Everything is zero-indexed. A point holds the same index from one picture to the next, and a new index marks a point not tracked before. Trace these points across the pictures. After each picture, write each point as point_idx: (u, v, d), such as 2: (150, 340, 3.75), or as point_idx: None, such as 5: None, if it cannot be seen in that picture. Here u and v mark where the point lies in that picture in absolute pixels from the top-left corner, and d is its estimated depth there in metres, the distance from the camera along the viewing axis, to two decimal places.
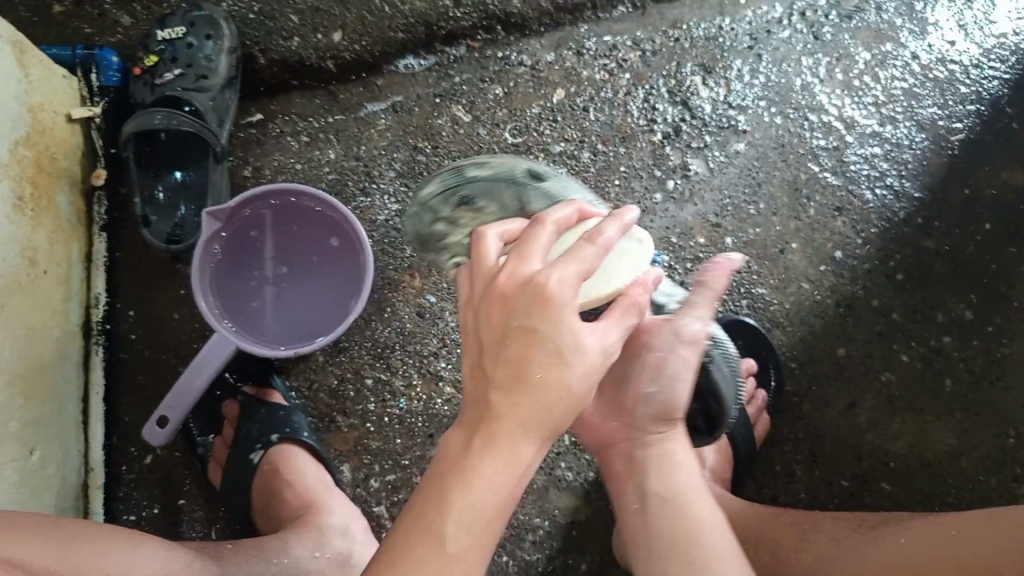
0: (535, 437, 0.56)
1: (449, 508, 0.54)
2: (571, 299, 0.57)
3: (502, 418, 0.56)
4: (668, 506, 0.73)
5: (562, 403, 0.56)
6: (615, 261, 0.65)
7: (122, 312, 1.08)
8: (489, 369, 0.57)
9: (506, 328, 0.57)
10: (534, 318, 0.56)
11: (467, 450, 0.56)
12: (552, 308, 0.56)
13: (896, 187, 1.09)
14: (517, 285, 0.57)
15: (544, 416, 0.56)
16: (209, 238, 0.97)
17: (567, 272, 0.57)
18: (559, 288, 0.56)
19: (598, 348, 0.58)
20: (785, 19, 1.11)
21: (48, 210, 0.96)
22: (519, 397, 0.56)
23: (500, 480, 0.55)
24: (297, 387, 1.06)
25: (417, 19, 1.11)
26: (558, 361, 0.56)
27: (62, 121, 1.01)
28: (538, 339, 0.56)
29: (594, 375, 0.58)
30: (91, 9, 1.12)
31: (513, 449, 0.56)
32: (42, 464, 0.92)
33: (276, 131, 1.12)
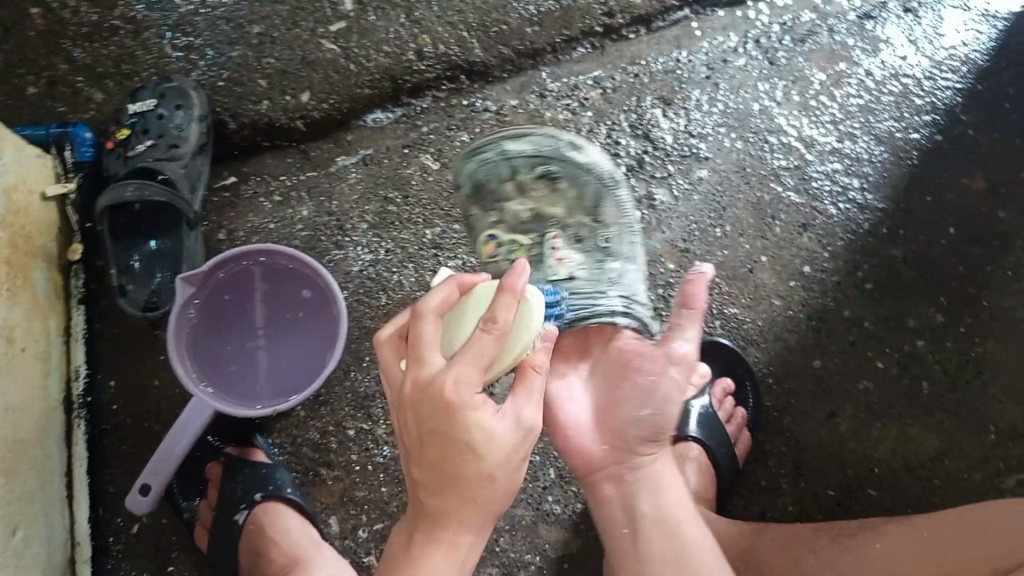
0: (467, 524, 0.64)
1: None
2: (477, 393, 0.62)
3: (438, 514, 0.64)
4: (660, 528, 0.78)
5: (485, 492, 0.64)
6: (472, 312, 0.70)
7: (105, 382, 1.09)
8: (415, 470, 0.64)
9: (420, 434, 0.63)
10: (438, 423, 0.61)
11: (412, 544, 0.65)
12: (459, 412, 0.61)
13: (859, 200, 1.10)
14: (424, 392, 0.62)
15: (468, 503, 0.64)
16: (184, 304, 0.99)
17: (470, 369, 0.62)
18: (461, 385, 0.61)
19: (511, 431, 0.64)
20: (739, 47, 1.15)
21: (25, 288, 0.98)
22: (443, 492, 0.64)
23: (445, 565, 0.64)
24: (280, 446, 1.06)
25: (382, 75, 1.15)
26: (475, 455, 0.62)
27: (37, 199, 1.03)
28: (451, 441, 0.62)
29: (512, 457, 0.64)
30: (64, 88, 1.15)
31: (449, 537, 0.64)
32: (27, 541, 0.92)
33: (248, 192, 1.14)
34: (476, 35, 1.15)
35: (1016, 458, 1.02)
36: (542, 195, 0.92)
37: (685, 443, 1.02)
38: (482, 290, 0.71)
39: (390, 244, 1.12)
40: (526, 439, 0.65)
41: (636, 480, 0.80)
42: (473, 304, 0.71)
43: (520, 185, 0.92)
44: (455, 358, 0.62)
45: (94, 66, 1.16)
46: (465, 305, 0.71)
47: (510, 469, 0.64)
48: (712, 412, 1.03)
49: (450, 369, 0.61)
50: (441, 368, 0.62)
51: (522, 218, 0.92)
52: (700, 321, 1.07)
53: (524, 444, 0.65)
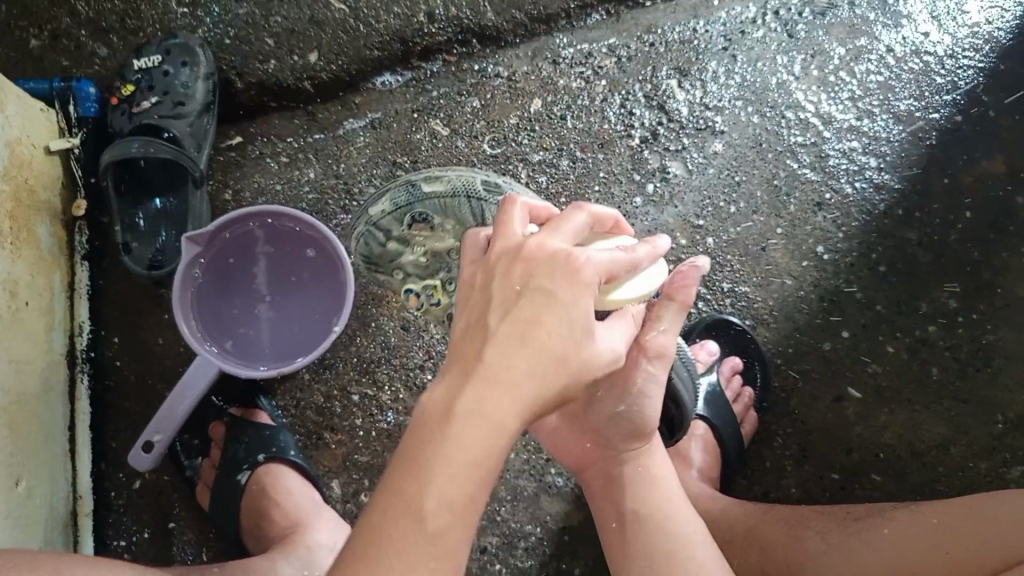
0: (518, 425, 0.54)
1: (429, 485, 0.51)
2: (587, 275, 0.57)
3: (493, 387, 0.54)
4: (645, 523, 0.76)
5: (557, 381, 0.55)
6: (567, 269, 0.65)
7: (108, 339, 1.08)
8: (496, 326, 0.56)
9: (524, 289, 0.56)
10: (553, 280, 0.56)
11: (447, 418, 0.53)
12: (562, 278, 0.56)
13: (876, 179, 1.08)
14: (532, 259, 0.57)
15: (542, 385, 0.55)
16: (191, 262, 0.97)
17: (584, 252, 0.58)
18: (576, 258, 0.57)
19: (605, 347, 0.58)
20: (758, 19, 1.12)
21: (29, 242, 0.97)
22: (513, 358, 0.54)
23: (472, 459, 0.52)
24: (283, 407, 1.06)
25: (392, 36, 1.11)
26: (570, 334, 0.56)
27: (40, 153, 1.01)
28: (553, 307, 0.56)
29: (596, 359, 0.57)
30: (68, 42, 1.13)
31: (498, 424, 0.53)
32: (30, 494, 0.92)
33: (255, 152, 1.13)
34: None
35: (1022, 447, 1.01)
36: (426, 236, 0.95)
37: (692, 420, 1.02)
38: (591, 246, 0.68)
39: None
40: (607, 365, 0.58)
41: (619, 476, 0.79)
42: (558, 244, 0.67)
43: (403, 239, 0.96)
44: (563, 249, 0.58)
45: (99, 19, 1.13)
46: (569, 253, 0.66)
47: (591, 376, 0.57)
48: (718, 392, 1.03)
49: (565, 250, 0.58)
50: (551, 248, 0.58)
51: (420, 263, 0.95)
52: (710, 297, 1.06)
53: (603, 369, 0.58)
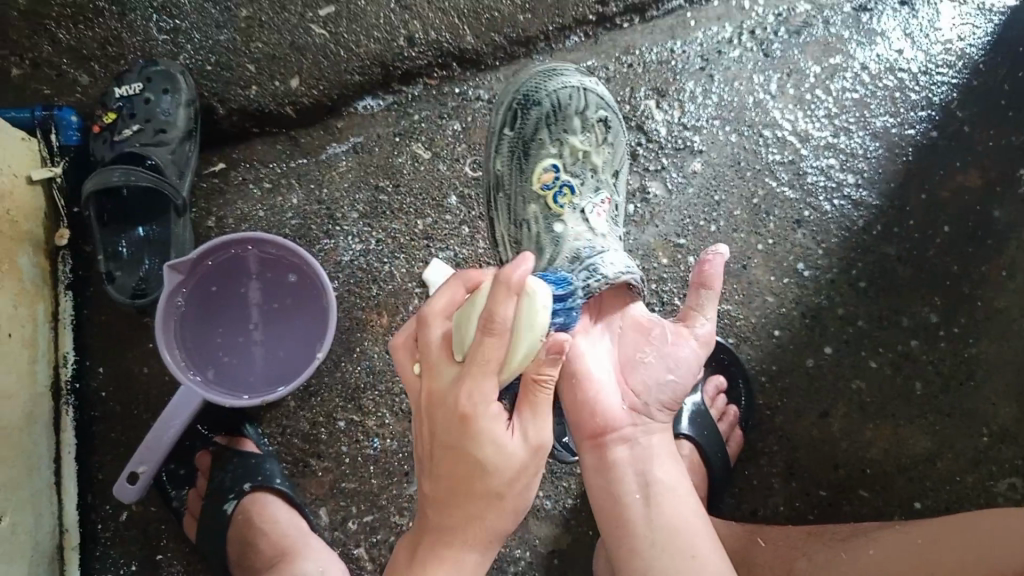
0: (473, 545, 0.65)
1: None
2: (492, 406, 0.62)
3: (439, 531, 0.65)
4: (673, 495, 0.77)
5: (493, 510, 0.64)
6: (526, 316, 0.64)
7: (92, 369, 1.08)
8: (426, 484, 0.66)
9: (433, 448, 0.64)
10: (451, 437, 0.62)
11: (415, 556, 0.65)
12: (472, 426, 0.61)
13: (854, 196, 1.10)
14: (450, 406, 0.62)
15: (478, 524, 0.64)
16: (173, 290, 0.97)
17: (481, 382, 0.61)
18: (475, 403, 0.61)
19: (523, 448, 0.64)
20: (734, 39, 1.13)
21: (11, 273, 0.97)
22: (454, 506, 0.64)
23: None
24: (270, 434, 1.05)
25: (372, 61, 1.12)
26: (482, 469, 0.63)
27: (22, 183, 1.01)
28: (468, 461, 0.63)
29: (523, 473, 0.64)
30: (49, 71, 1.13)
31: (456, 560, 0.64)
32: (13, 529, 0.91)
33: (237, 178, 1.13)
34: (467, 22, 1.12)
35: (1004, 458, 1.03)
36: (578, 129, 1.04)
37: (677, 440, 1.01)
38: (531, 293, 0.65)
39: (381, 234, 1.11)
40: (539, 458, 0.65)
41: (647, 444, 0.80)
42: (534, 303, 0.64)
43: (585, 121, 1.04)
44: (467, 371, 0.61)
45: (80, 47, 1.13)
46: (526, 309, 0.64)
47: (524, 481, 0.65)
48: (704, 408, 1.03)
49: (473, 377, 0.61)
50: (451, 380, 0.62)
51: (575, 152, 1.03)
52: None
53: (536, 464, 0.65)
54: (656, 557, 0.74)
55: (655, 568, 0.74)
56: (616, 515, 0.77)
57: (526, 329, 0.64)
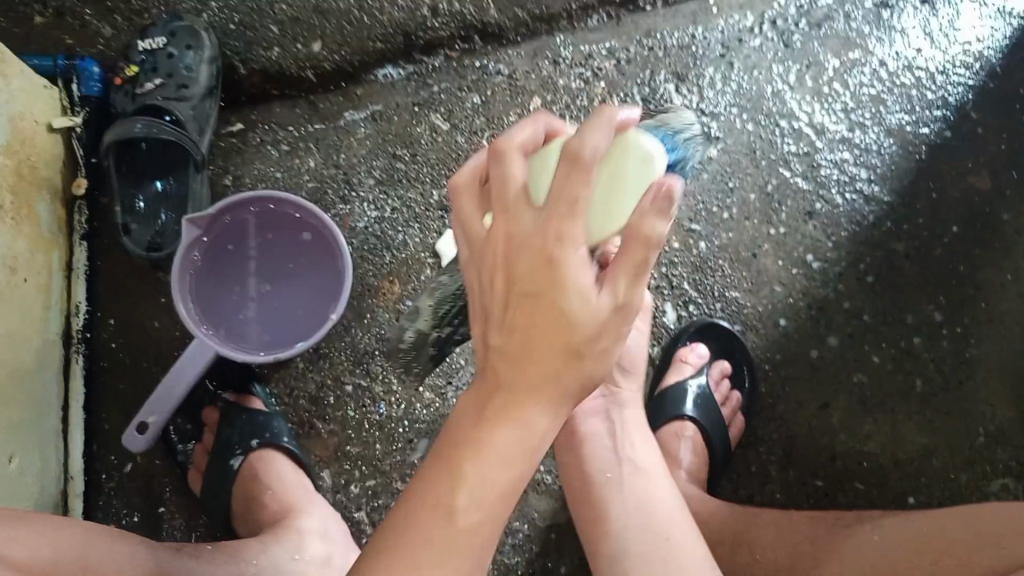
0: (549, 400, 0.52)
1: (457, 479, 0.50)
2: (580, 249, 0.50)
3: (513, 387, 0.51)
4: (637, 477, 0.81)
5: (565, 373, 0.51)
6: (598, 187, 0.51)
7: (103, 320, 1.09)
8: (497, 331, 0.52)
9: (507, 280, 0.52)
10: (534, 281, 0.51)
11: (480, 413, 0.52)
12: (548, 269, 0.50)
13: (865, 191, 1.11)
14: (526, 238, 0.51)
15: (552, 386, 0.51)
16: (190, 246, 0.98)
17: (577, 184, 0.49)
18: (563, 241, 0.50)
19: (610, 304, 0.51)
20: (756, 27, 1.14)
21: (29, 220, 0.98)
22: (522, 366, 0.51)
23: (514, 449, 0.51)
24: (277, 395, 1.07)
25: (395, 28, 1.12)
26: (566, 313, 0.50)
27: (43, 131, 1.02)
28: (550, 300, 0.50)
29: (607, 332, 0.51)
30: (72, 20, 1.13)
31: (528, 421, 0.51)
32: (22, 472, 0.92)
33: (256, 139, 1.13)
34: None
35: (999, 458, 1.05)
36: None
37: (680, 421, 1.04)
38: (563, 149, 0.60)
39: (397, 203, 1.12)
40: (626, 318, 0.52)
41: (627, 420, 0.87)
42: (623, 167, 0.62)
43: None
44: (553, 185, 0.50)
45: None
46: (607, 173, 0.62)
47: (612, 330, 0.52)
48: (709, 393, 1.04)
49: (557, 209, 0.50)
50: (535, 223, 0.51)
51: None
52: (701, 301, 1.08)
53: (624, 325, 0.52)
54: (632, 540, 0.75)
55: (634, 550, 0.74)
56: (592, 489, 0.81)
57: (612, 171, 0.51)
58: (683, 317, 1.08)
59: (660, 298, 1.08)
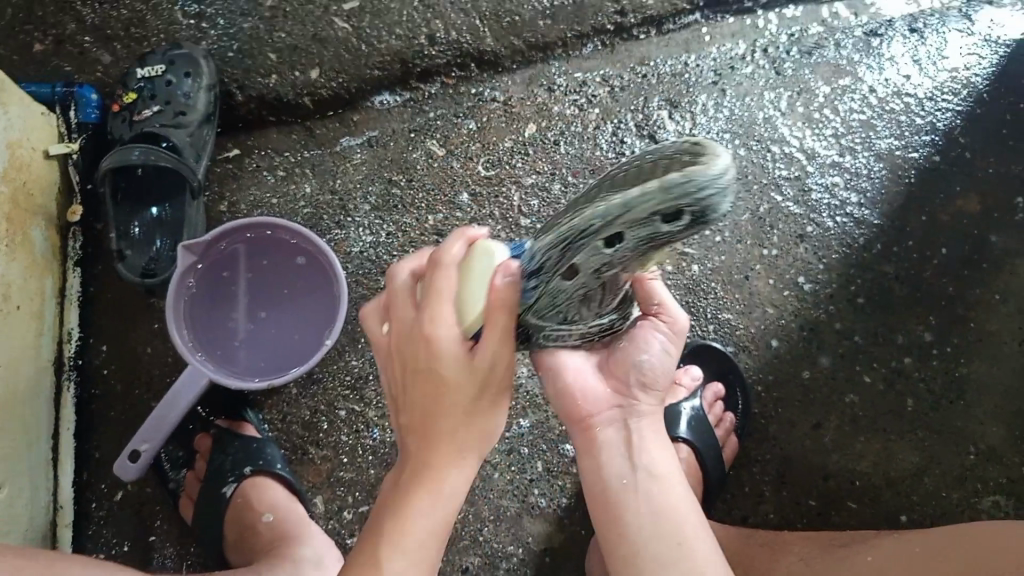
0: (454, 460, 0.65)
1: (382, 542, 0.63)
2: (449, 326, 0.62)
3: (423, 432, 0.65)
4: (658, 481, 0.72)
5: (456, 415, 0.64)
6: (473, 280, 0.62)
7: (97, 346, 1.09)
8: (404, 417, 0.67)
9: (404, 371, 0.65)
10: (421, 357, 0.63)
11: (400, 487, 0.66)
12: (435, 352, 0.62)
13: (856, 215, 1.12)
14: (412, 342, 0.64)
15: (453, 439, 0.65)
16: (185, 271, 0.99)
17: (437, 305, 0.62)
18: (436, 337, 0.62)
19: (463, 368, 0.62)
20: (747, 55, 1.16)
21: (24, 246, 0.98)
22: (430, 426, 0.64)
23: (431, 517, 0.64)
24: (270, 420, 1.07)
25: (393, 57, 1.14)
26: (442, 385, 0.63)
27: (39, 157, 1.03)
28: (432, 373, 0.63)
29: (477, 370, 0.62)
30: (71, 48, 1.14)
31: (439, 489, 0.65)
32: (11, 499, 0.92)
33: (252, 165, 1.14)
34: (488, 24, 1.14)
35: (993, 478, 1.04)
36: None
37: (674, 442, 1.03)
38: (484, 250, 0.63)
39: (392, 227, 1.12)
40: (483, 381, 0.63)
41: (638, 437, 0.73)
42: (477, 263, 0.62)
43: None
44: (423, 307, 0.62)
45: (104, 27, 1.15)
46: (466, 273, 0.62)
47: (482, 398, 0.64)
48: (702, 414, 1.05)
49: (430, 317, 0.62)
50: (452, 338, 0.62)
51: None
52: (694, 324, 1.09)
53: (488, 391, 0.64)
54: (647, 541, 0.70)
55: (653, 543, 0.70)
56: (608, 502, 0.72)
57: (476, 285, 0.61)
58: None
59: None
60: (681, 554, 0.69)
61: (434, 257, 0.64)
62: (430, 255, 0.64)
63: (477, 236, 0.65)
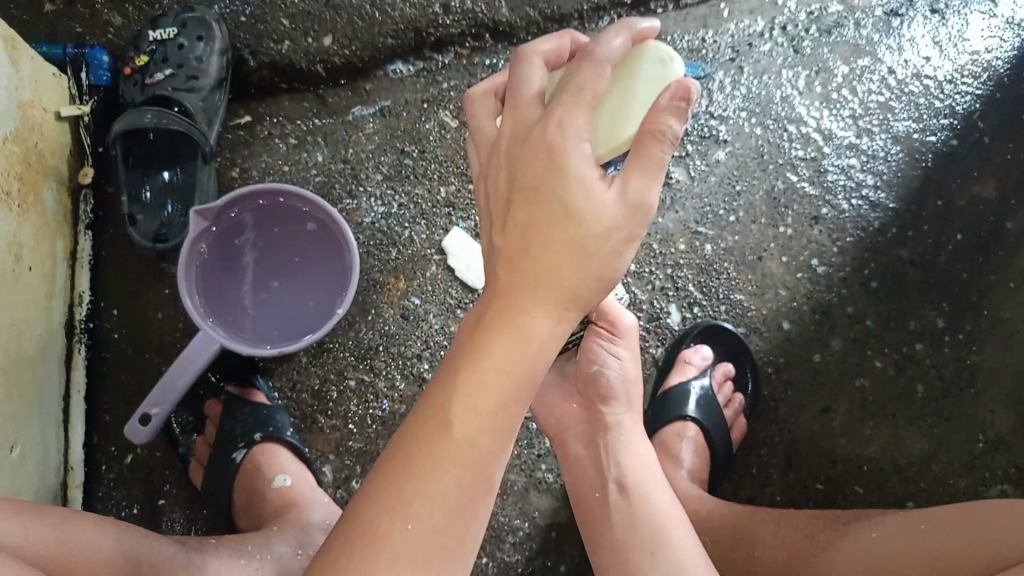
0: (512, 361, 0.54)
1: (446, 409, 0.53)
2: (581, 139, 0.55)
3: (480, 346, 0.54)
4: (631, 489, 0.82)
5: (519, 348, 0.54)
6: (635, 105, 0.62)
7: (107, 311, 1.09)
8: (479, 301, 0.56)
9: (516, 224, 0.56)
10: (528, 178, 0.56)
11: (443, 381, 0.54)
12: (563, 155, 0.55)
13: (872, 197, 1.11)
14: (537, 131, 0.56)
15: (513, 353, 0.54)
16: (197, 237, 0.98)
17: (575, 110, 0.56)
18: (569, 129, 0.55)
19: (617, 201, 0.56)
20: (765, 32, 1.14)
21: (35, 208, 0.98)
22: (494, 329, 0.55)
23: (484, 402, 0.53)
24: (280, 388, 1.07)
25: (406, 26, 1.12)
26: (560, 210, 0.55)
27: (51, 119, 1.02)
28: (559, 195, 0.55)
29: (619, 218, 0.56)
30: (82, 9, 1.13)
31: (495, 371, 0.53)
32: (22, 461, 0.92)
33: (264, 133, 1.13)
34: None
35: (999, 465, 1.04)
36: None
37: (682, 420, 1.05)
38: (658, 54, 0.64)
39: (404, 199, 1.12)
40: (637, 217, 0.57)
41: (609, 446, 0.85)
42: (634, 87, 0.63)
43: None
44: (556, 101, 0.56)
45: None
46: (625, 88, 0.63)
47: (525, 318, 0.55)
48: (711, 395, 1.05)
49: (553, 119, 0.56)
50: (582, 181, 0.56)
51: None
52: (705, 303, 1.08)
53: (574, 303, 0.56)
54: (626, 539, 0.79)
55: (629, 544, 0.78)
56: (589, 510, 0.83)
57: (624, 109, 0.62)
58: (687, 319, 1.08)
59: (664, 299, 1.08)
60: (659, 561, 0.76)
61: (514, 83, 0.60)
62: (582, 50, 0.60)
63: (651, 33, 0.64)
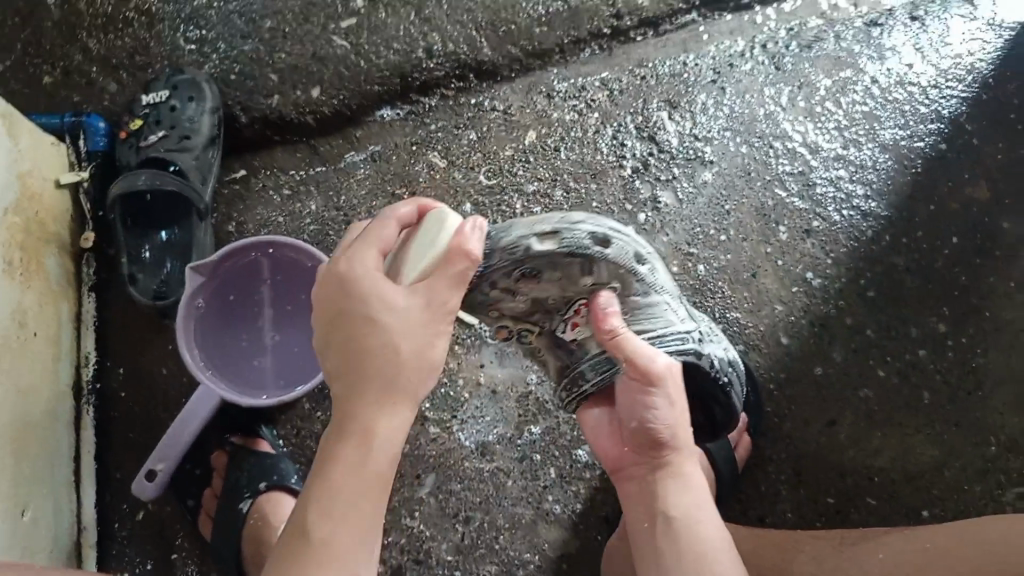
0: (385, 406, 0.63)
1: (329, 472, 0.61)
2: (374, 272, 0.65)
3: (352, 394, 0.63)
4: (675, 530, 0.75)
5: (397, 369, 0.63)
6: (425, 241, 0.65)
7: (114, 369, 1.10)
8: (337, 383, 0.64)
9: (329, 321, 0.65)
10: (343, 302, 0.64)
11: (333, 440, 0.63)
12: (357, 286, 0.64)
13: (863, 207, 1.11)
14: (332, 273, 0.66)
15: (389, 390, 0.63)
16: (193, 291, 1.00)
17: (364, 250, 0.66)
18: (355, 263, 0.65)
19: (416, 308, 0.63)
20: (746, 52, 1.16)
21: (38, 273, 1.00)
22: (358, 377, 0.63)
23: (359, 462, 0.61)
24: (285, 435, 1.08)
25: (391, 71, 1.15)
26: (371, 316, 0.63)
27: (50, 186, 1.04)
28: (361, 316, 0.63)
29: (418, 321, 0.63)
30: (78, 78, 1.16)
31: (370, 430, 0.62)
32: (35, 522, 0.93)
33: (258, 184, 1.16)
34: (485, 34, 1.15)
35: (1014, 469, 1.03)
36: None
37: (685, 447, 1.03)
38: (434, 216, 0.67)
39: None
40: (432, 321, 0.64)
41: (658, 479, 0.78)
42: (421, 233, 0.66)
43: None
44: (350, 249, 0.66)
45: (109, 57, 1.17)
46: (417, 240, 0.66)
47: (426, 340, 0.64)
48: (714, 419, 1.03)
49: (359, 263, 0.65)
50: (406, 309, 0.63)
51: None
52: None
53: (440, 322, 0.64)
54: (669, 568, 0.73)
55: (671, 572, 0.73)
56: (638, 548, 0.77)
57: (421, 252, 0.65)
58: None
59: None
60: None
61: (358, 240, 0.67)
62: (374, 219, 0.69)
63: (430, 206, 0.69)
